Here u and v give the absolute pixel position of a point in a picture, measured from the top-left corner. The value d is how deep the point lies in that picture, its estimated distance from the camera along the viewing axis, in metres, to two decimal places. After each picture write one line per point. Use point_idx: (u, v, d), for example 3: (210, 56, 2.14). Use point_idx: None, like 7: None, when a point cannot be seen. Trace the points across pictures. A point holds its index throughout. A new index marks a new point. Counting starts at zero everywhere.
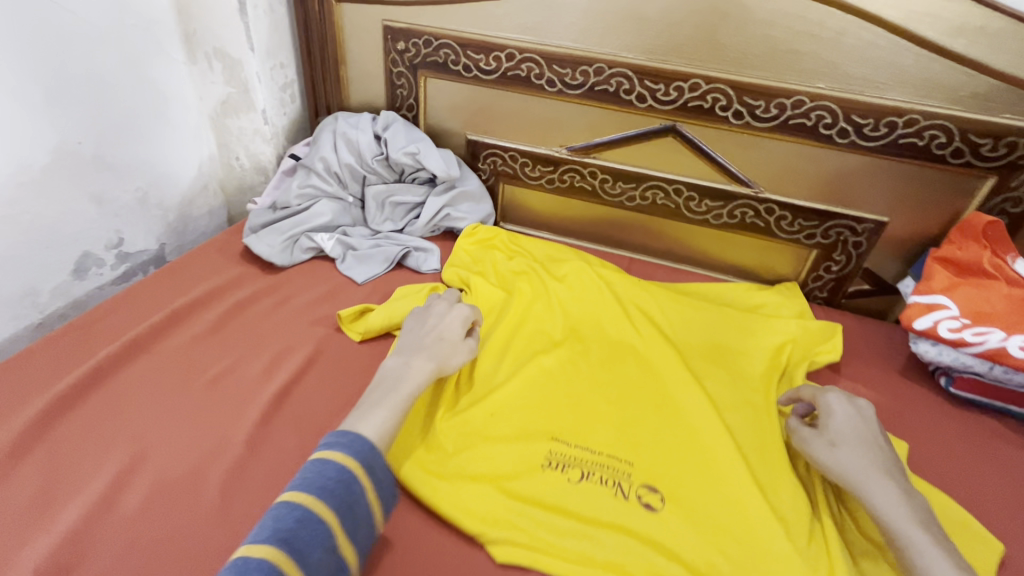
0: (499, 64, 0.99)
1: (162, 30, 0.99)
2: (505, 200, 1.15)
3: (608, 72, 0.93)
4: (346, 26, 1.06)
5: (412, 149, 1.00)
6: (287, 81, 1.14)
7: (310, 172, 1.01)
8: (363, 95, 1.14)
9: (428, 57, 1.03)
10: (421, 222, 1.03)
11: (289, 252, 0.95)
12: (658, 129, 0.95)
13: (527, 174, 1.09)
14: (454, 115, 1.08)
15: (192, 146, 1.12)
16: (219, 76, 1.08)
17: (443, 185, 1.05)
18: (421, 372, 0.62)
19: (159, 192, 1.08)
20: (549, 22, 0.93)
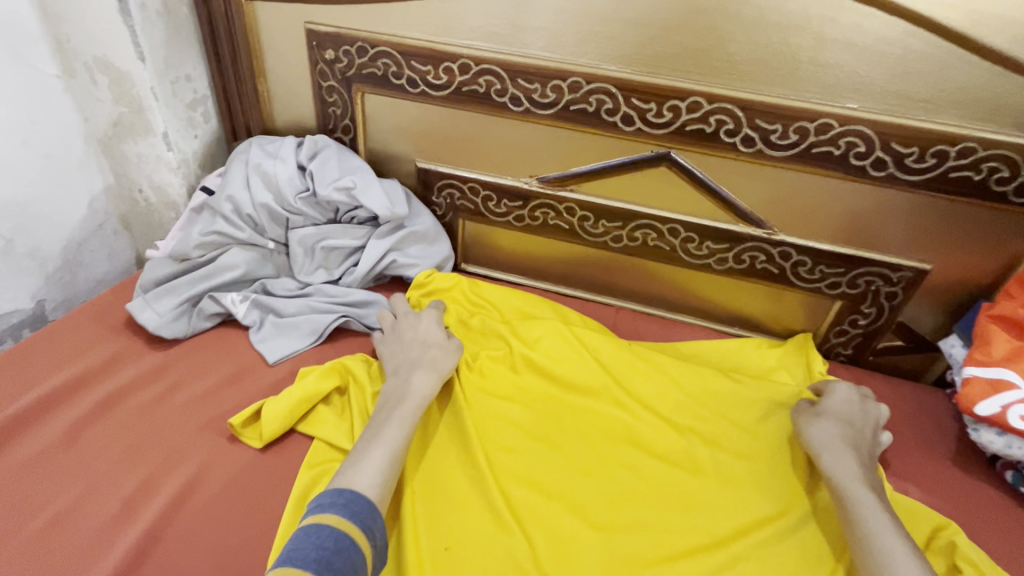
0: (450, 77, 0.80)
1: (20, 36, 0.77)
2: (465, 238, 0.96)
3: (587, 88, 0.74)
4: (262, 28, 0.86)
5: (346, 183, 0.80)
6: (197, 98, 0.93)
7: (217, 215, 0.80)
8: (290, 115, 0.94)
9: (362, 68, 0.84)
10: (360, 271, 0.83)
11: (186, 319, 0.76)
12: (652, 157, 0.77)
13: (491, 210, 0.90)
14: (399, 138, 0.89)
15: (79, 180, 0.91)
16: (106, 92, 0.86)
17: (388, 225, 0.84)
18: (424, 385, 0.65)
19: (31, 240, 0.87)
20: (511, 26, 0.74)
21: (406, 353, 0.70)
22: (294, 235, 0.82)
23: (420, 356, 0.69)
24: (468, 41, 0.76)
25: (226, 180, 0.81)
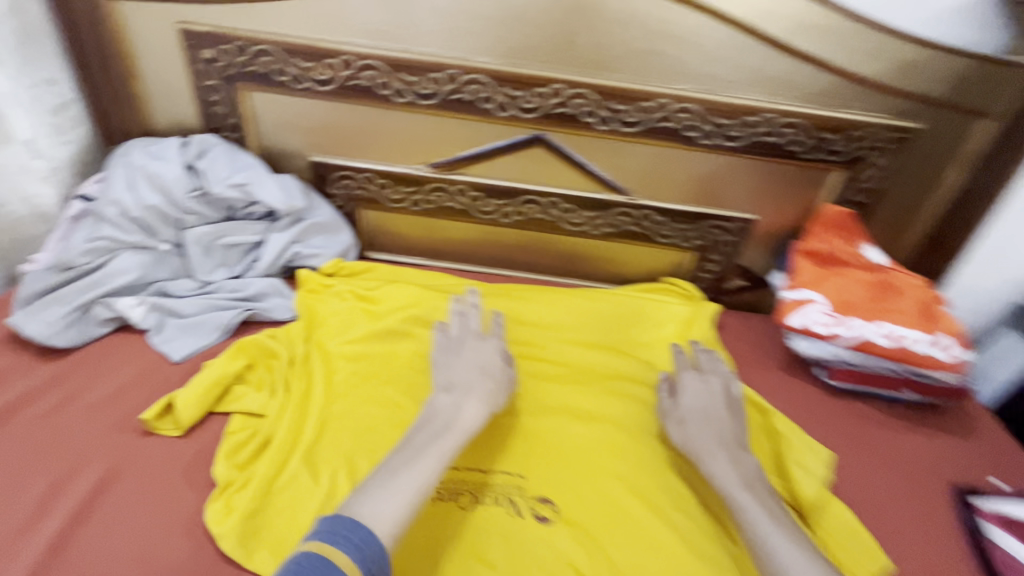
0: (329, 74, 0.84)
1: None
2: (364, 225, 1.01)
3: (463, 79, 0.82)
4: (130, 27, 0.85)
5: (240, 178, 0.82)
6: (63, 102, 0.87)
7: (100, 219, 0.79)
8: (164, 111, 0.93)
9: (245, 72, 0.85)
10: (268, 266, 0.87)
11: (77, 327, 0.76)
12: (517, 143, 0.88)
13: (387, 197, 0.96)
14: (296, 140, 0.92)
15: None
16: None
17: (288, 218, 0.88)
18: None
19: None
20: (388, 23, 0.80)
21: None
22: (191, 236, 0.82)
23: None
24: (350, 41, 0.81)
25: (109, 184, 0.79)
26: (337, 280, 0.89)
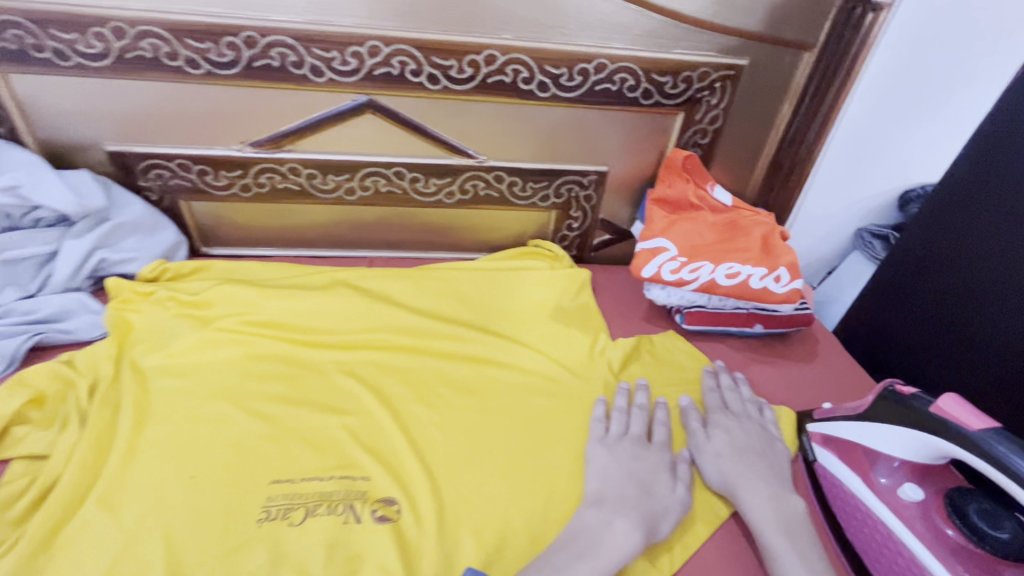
0: (237, 52, 0.74)
1: None
2: (196, 221, 0.92)
3: (610, 68, 0.80)
4: (26, 103, 0.77)
5: (10, 181, 0.74)
6: None
7: None
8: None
9: (169, 85, 0.77)
10: (59, 275, 0.77)
11: None
12: (353, 105, 0.81)
13: (210, 183, 0.87)
14: (203, 142, 0.83)
15: None
16: None
17: (86, 221, 0.79)
18: (626, 537, 0.53)
19: None
20: (542, 26, 0.76)
21: (618, 488, 0.58)
22: None
23: (633, 498, 0.57)
24: (301, 17, 0.73)
25: None
26: (223, 314, 0.76)
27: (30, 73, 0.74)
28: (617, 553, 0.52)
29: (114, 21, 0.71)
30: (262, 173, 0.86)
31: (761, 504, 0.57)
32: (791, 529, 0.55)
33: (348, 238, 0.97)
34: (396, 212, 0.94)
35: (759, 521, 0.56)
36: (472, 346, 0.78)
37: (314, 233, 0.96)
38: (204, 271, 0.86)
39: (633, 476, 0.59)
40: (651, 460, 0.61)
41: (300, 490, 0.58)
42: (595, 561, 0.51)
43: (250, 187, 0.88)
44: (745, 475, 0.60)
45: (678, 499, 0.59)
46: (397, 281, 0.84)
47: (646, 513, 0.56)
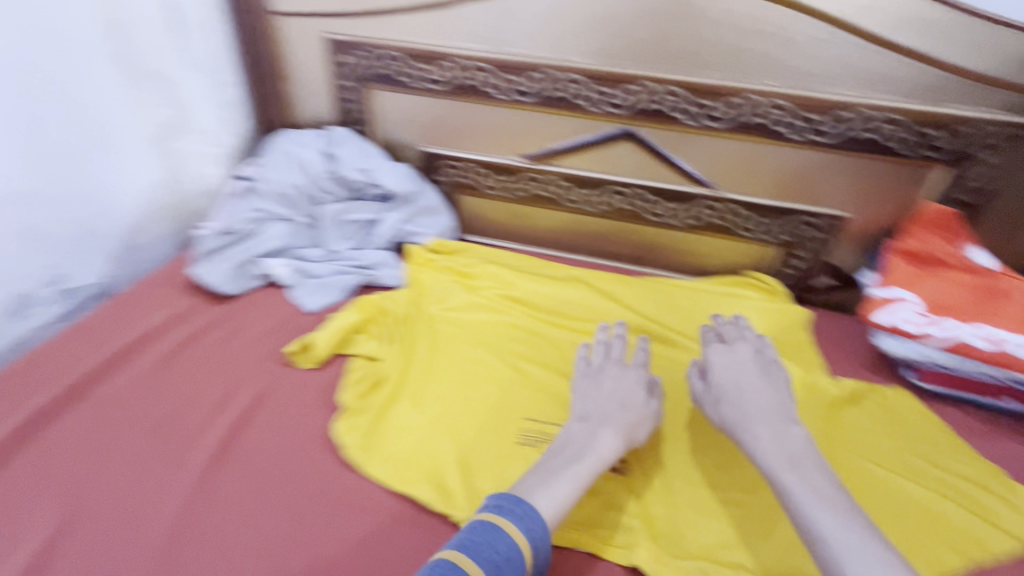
0: (536, 84, 0.94)
1: (100, 54, 0.96)
2: (464, 211, 1.15)
3: (873, 118, 0.83)
4: (377, 108, 1.07)
5: (365, 165, 1.03)
6: (228, 99, 1.17)
7: (258, 195, 1.02)
8: (311, 111, 1.12)
9: (478, 105, 1.00)
10: (377, 237, 1.05)
11: (239, 279, 0.96)
12: (616, 132, 0.96)
13: (485, 184, 1.09)
14: (489, 151, 1.05)
15: (99, 160, 1.02)
16: (161, 100, 1.06)
17: (400, 201, 1.06)
18: (608, 446, 0.64)
19: (58, 189, 0.96)
20: (811, 77, 0.83)
21: (601, 406, 0.69)
22: (325, 210, 1.03)
23: (614, 412, 0.68)
24: (595, 59, 0.90)
25: (271, 163, 1.03)
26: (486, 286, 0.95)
27: (390, 90, 1.04)
28: (599, 458, 0.62)
29: (457, 57, 0.96)
30: (525, 180, 1.06)
31: (768, 446, 0.61)
32: (795, 461, 0.60)
33: (576, 243, 1.12)
34: (624, 227, 1.07)
35: (766, 455, 0.61)
36: (683, 354, 0.87)
37: (550, 235, 1.13)
38: (468, 250, 1.08)
39: (615, 395, 0.70)
40: (628, 380, 0.72)
41: (548, 431, 0.72)
42: (580, 463, 0.61)
43: (513, 190, 1.08)
44: (756, 415, 0.65)
45: (648, 410, 0.70)
46: (624, 285, 0.97)
47: (624, 422, 0.67)
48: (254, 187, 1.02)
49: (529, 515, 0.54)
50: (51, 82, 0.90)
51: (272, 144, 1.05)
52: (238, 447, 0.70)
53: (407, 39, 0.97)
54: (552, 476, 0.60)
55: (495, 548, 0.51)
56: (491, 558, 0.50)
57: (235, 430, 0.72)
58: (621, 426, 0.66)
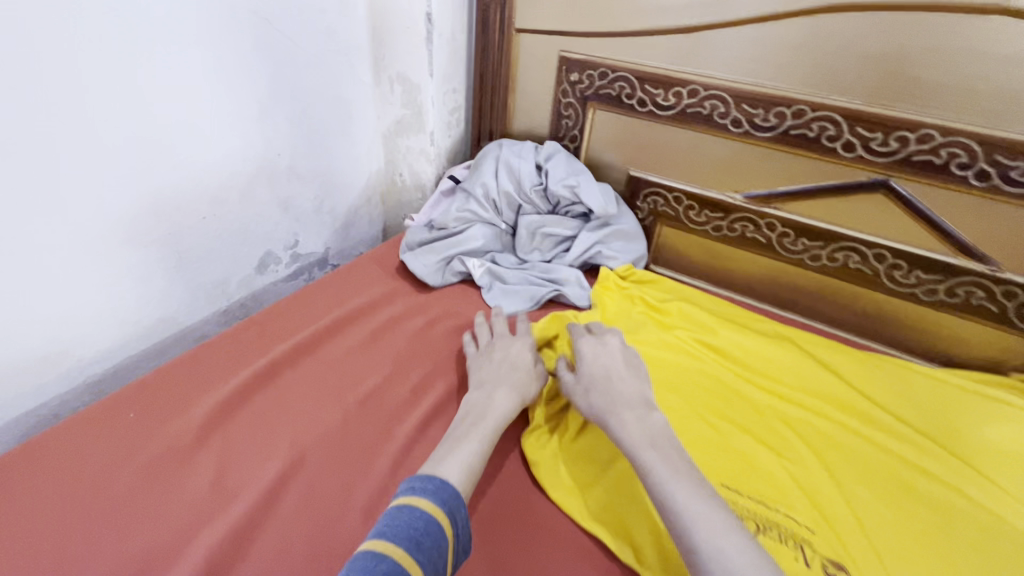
0: (780, 121, 0.86)
1: (358, 55, 1.12)
2: (660, 242, 1.09)
3: None
4: (595, 128, 1.07)
5: (572, 182, 1.02)
6: (456, 106, 1.24)
7: (469, 197, 1.07)
8: (527, 123, 1.17)
9: (705, 136, 0.95)
10: (570, 254, 1.04)
11: (441, 273, 1.02)
12: (868, 183, 0.83)
13: (691, 218, 1.03)
14: (705, 185, 0.99)
15: (342, 144, 1.18)
16: (398, 98, 1.18)
17: (598, 221, 1.05)
18: (507, 404, 0.68)
19: (309, 166, 1.12)
20: None
21: (494, 371, 0.74)
22: (524, 220, 1.05)
23: (507, 376, 0.73)
24: (861, 99, 0.80)
25: (484, 169, 1.07)
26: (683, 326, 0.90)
27: (612, 112, 1.03)
28: (499, 412, 0.67)
29: (694, 85, 0.92)
30: (739, 220, 0.98)
31: (628, 428, 0.61)
32: (655, 443, 0.59)
33: (784, 298, 1.00)
34: (851, 289, 0.92)
35: (626, 435, 0.61)
36: (922, 457, 0.72)
37: (753, 283, 1.02)
38: (660, 285, 1.03)
39: (508, 362, 0.76)
40: (517, 348, 0.78)
41: (750, 506, 0.64)
42: (482, 422, 0.65)
43: (724, 229, 1.00)
44: (613, 403, 0.65)
45: (536, 373, 0.76)
46: (842, 358, 0.86)
47: (521, 386, 0.72)
48: (465, 188, 1.08)
49: (443, 490, 0.54)
50: (326, 77, 1.07)
51: (488, 151, 1.10)
52: (433, 434, 0.72)
53: (644, 63, 0.96)
54: (460, 436, 0.62)
55: (413, 524, 0.49)
56: (411, 536, 0.48)
57: (431, 417, 0.75)
58: (517, 386, 0.71)
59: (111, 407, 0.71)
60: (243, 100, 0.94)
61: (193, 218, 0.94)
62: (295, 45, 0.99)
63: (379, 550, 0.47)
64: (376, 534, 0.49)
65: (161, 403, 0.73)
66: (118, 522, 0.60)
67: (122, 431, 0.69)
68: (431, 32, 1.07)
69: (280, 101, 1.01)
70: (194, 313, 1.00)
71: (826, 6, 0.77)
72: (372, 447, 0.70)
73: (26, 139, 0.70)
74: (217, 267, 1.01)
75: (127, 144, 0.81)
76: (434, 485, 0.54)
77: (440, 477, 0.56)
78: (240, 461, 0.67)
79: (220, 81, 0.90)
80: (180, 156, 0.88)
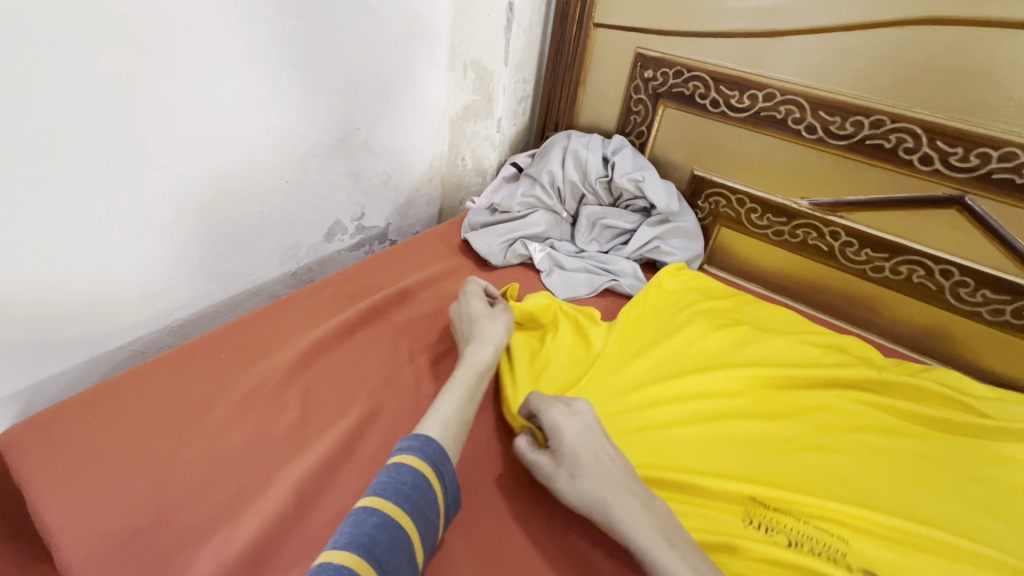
0: (858, 130, 0.87)
1: (437, 41, 1.16)
2: (717, 242, 1.11)
3: None
4: (663, 126, 1.09)
5: (637, 176, 1.04)
6: (524, 95, 1.27)
7: (535, 183, 1.10)
8: (594, 117, 1.20)
9: (776, 140, 0.96)
10: (628, 247, 1.06)
11: (502, 254, 1.05)
12: (943, 198, 0.83)
13: (752, 221, 1.04)
14: (771, 189, 1.00)
15: (414, 124, 1.22)
16: (469, 84, 1.22)
17: (658, 217, 1.06)
18: (483, 360, 0.73)
19: (381, 142, 1.16)
20: None
21: (467, 331, 0.79)
22: (585, 210, 1.08)
23: (479, 331, 0.78)
24: (943, 113, 0.80)
25: (551, 157, 1.10)
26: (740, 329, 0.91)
27: (683, 111, 1.05)
28: (477, 368, 0.72)
29: (770, 89, 0.93)
30: (803, 226, 0.99)
31: (635, 520, 0.55)
32: (663, 532, 0.55)
33: (839, 307, 1.00)
34: (912, 304, 0.92)
35: (637, 535, 0.54)
36: (963, 453, 0.74)
37: (810, 290, 1.02)
38: (709, 288, 1.03)
39: (474, 318, 0.81)
40: (478, 302, 0.84)
41: (778, 519, 0.63)
42: (462, 379, 0.70)
43: (786, 234, 1.01)
44: (612, 491, 0.58)
45: (493, 317, 0.81)
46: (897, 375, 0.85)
47: (487, 339, 0.76)
48: (530, 174, 1.11)
49: (428, 447, 0.58)
50: (407, 57, 1.12)
51: (556, 140, 1.13)
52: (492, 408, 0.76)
53: (723, 64, 0.97)
54: (445, 393, 0.68)
55: (401, 479, 0.54)
56: (399, 490, 0.53)
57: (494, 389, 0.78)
58: (485, 340, 0.76)
59: (203, 345, 0.76)
60: (331, 74, 0.99)
61: (277, 181, 0.99)
62: (383, 24, 1.03)
63: (373, 504, 0.51)
64: (368, 492, 0.53)
65: (248, 347, 0.78)
66: (214, 447, 0.64)
67: (213, 368, 0.73)
68: (511, 21, 1.10)
69: (364, 79, 1.05)
70: (268, 272, 1.06)
71: (919, 18, 0.78)
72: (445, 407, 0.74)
73: (152, 89, 0.75)
74: (292, 231, 1.07)
75: (230, 104, 0.86)
76: (420, 443, 0.58)
77: (428, 435, 0.60)
78: (321, 406, 0.71)
79: (317, 54, 0.94)
80: (273, 118, 0.93)
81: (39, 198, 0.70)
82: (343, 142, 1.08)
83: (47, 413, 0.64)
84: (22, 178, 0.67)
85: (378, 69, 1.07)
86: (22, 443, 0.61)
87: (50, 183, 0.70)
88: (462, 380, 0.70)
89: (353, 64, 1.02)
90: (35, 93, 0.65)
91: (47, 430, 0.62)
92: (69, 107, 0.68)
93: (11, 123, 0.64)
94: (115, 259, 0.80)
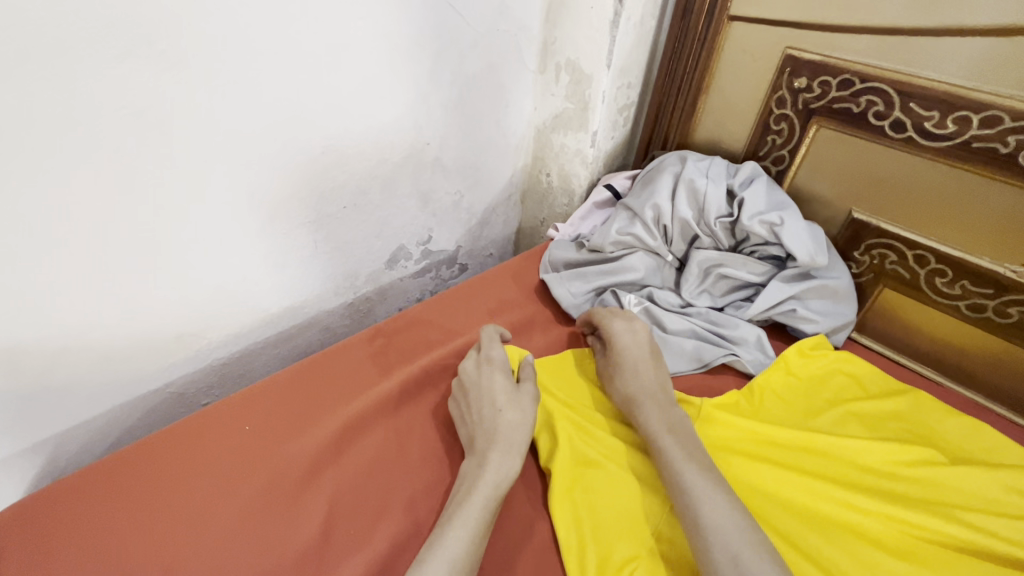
0: None
1: (527, 38, 0.97)
2: (875, 306, 0.84)
3: None
4: (813, 151, 0.83)
5: (774, 218, 0.79)
6: (627, 102, 1.05)
7: (634, 218, 0.89)
8: (716, 134, 0.96)
9: (992, 182, 0.68)
10: (752, 307, 0.82)
11: (588, 305, 0.86)
12: None
13: (937, 286, 0.77)
14: (973, 249, 0.72)
15: (493, 135, 1.05)
16: (562, 88, 1.03)
17: (796, 271, 0.82)
18: (500, 474, 0.56)
19: (454, 157, 1.00)
20: None
21: (481, 421, 0.61)
22: (697, 255, 0.85)
23: (495, 423, 0.60)
24: None
25: (658, 188, 0.88)
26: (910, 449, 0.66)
27: (846, 134, 0.79)
28: (491, 485, 0.55)
29: (994, 111, 0.65)
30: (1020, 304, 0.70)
31: (651, 419, 0.63)
32: (675, 435, 0.61)
33: None
34: None
35: (651, 425, 0.62)
36: None
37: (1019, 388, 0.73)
38: (861, 377, 0.78)
39: (489, 399, 0.63)
40: (496, 378, 0.66)
41: None
42: (472, 501, 0.53)
43: (989, 310, 0.73)
44: (640, 388, 0.67)
45: (519, 403, 0.63)
46: None
47: (508, 439, 0.59)
48: (629, 206, 0.91)
49: None
50: (489, 59, 0.94)
51: (665, 166, 0.91)
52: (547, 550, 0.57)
53: (920, 73, 0.70)
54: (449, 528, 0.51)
55: None
56: None
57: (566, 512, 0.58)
58: (507, 442, 0.59)
59: (232, 412, 0.65)
60: (399, 81, 0.83)
61: (334, 206, 0.86)
62: (464, 20, 0.85)
63: None
64: None
65: (280, 417, 0.66)
66: (215, 573, 0.52)
67: (234, 446, 0.62)
68: (619, 14, 0.88)
69: (438, 86, 0.89)
70: (321, 304, 0.95)
71: None
72: (508, 538, 0.57)
73: (188, 110, 0.63)
74: (349, 260, 0.94)
75: (278, 123, 0.72)
76: None
77: None
78: (352, 512, 0.58)
79: (381, 58, 0.79)
80: (330, 135, 0.79)
81: (59, 239, 0.60)
82: (411, 159, 0.93)
83: (40, 497, 0.55)
84: (37, 222, 0.58)
85: (455, 74, 0.90)
86: (9, 538, 0.52)
87: (67, 223, 0.60)
88: (473, 506, 0.53)
89: (426, 69, 0.86)
90: (47, 123, 0.54)
91: (36, 524, 0.53)
92: (86, 137, 0.57)
93: (21, 160, 0.54)
94: (143, 300, 0.71)
